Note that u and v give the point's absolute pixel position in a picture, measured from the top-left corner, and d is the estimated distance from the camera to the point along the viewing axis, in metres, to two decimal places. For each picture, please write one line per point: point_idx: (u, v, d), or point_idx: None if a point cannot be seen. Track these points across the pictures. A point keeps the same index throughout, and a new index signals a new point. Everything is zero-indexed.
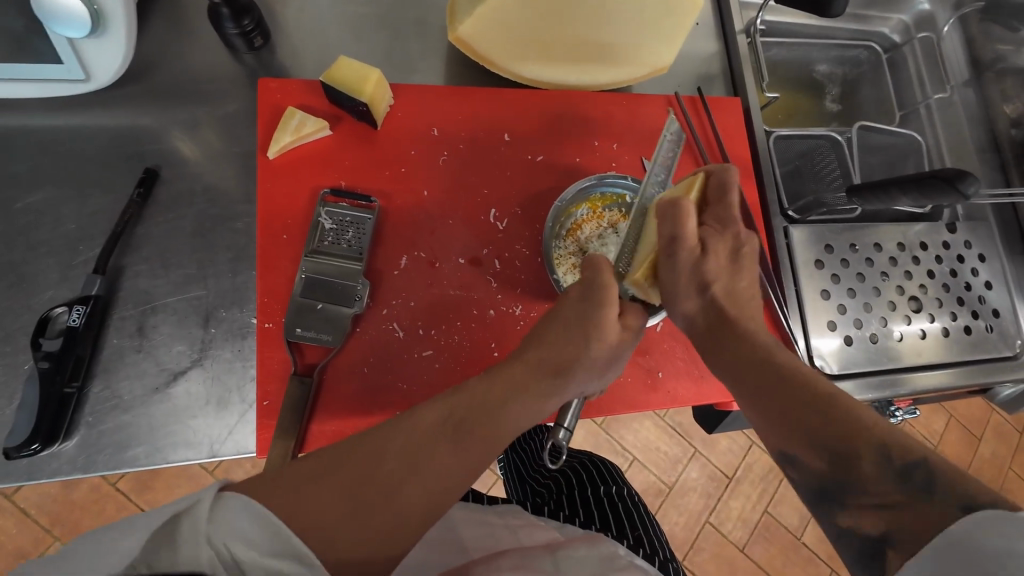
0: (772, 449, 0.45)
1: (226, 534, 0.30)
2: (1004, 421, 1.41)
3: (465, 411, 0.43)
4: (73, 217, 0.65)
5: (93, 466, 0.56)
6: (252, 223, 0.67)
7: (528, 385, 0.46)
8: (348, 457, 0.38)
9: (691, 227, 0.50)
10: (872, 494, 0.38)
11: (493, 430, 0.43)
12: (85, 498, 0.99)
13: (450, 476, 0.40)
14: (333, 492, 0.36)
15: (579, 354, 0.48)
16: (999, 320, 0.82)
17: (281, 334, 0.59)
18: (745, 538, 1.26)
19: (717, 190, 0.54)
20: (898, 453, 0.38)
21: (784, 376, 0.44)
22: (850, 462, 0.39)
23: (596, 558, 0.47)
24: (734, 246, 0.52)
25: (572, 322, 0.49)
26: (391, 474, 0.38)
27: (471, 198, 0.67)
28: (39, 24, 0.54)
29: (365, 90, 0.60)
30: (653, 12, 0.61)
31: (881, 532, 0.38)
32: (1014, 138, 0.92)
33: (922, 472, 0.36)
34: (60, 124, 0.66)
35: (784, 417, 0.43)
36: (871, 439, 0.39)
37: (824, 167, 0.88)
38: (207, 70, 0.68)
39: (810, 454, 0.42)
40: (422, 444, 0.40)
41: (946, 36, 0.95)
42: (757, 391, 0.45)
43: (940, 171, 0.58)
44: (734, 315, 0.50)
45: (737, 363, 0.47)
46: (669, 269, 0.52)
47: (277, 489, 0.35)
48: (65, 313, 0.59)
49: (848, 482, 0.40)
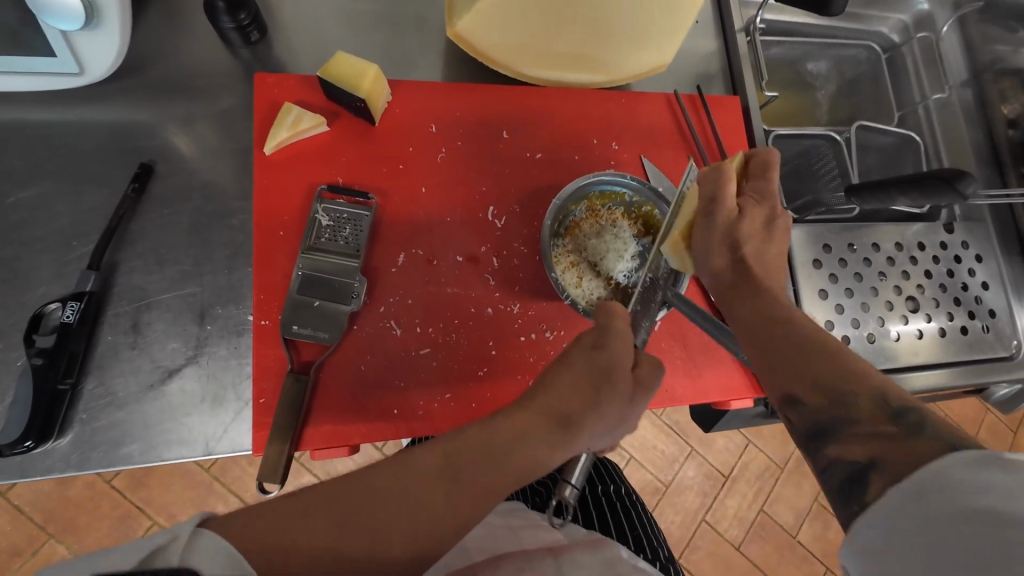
0: (773, 393, 0.45)
1: (194, 567, 0.29)
2: (999, 420, 1.42)
3: (466, 457, 0.41)
4: (67, 212, 0.64)
5: (85, 463, 0.56)
6: (248, 219, 0.66)
7: (534, 435, 0.43)
8: (336, 493, 0.36)
9: (730, 190, 0.54)
10: (862, 424, 0.39)
11: (493, 482, 0.40)
12: (79, 496, 0.99)
13: (444, 517, 0.38)
14: (316, 522, 0.34)
15: (590, 404, 0.46)
16: (995, 320, 0.82)
17: (278, 331, 0.58)
18: (741, 537, 1.26)
19: (761, 164, 0.57)
20: (894, 396, 0.39)
21: (790, 334, 0.45)
22: (847, 398, 0.40)
23: (599, 563, 0.47)
24: (769, 215, 0.55)
25: (584, 368, 0.47)
26: (380, 515, 0.36)
27: (470, 196, 0.66)
28: (32, 16, 0.54)
29: (363, 86, 0.60)
30: (654, 10, 0.61)
31: (867, 458, 0.38)
32: (1012, 138, 0.92)
33: (915, 414, 0.37)
34: (54, 119, 0.65)
35: (790, 360, 0.44)
36: (870, 383, 0.40)
37: (824, 167, 0.88)
38: (203, 65, 0.67)
39: (811, 392, 0.42)
40: (417, 489, 0.38)
41: (945, 36, 0.95)
42: (770, 350, 0.45)
43: (939, 171, 0.58)
44: (759, 273, 0.51)
45: (747, 316, 0.49)
46: (706, 227, 0.54)
47: (258, 520, 0.33)
48: (58, 309, 0.58)
49: (844, 418, 0.40)
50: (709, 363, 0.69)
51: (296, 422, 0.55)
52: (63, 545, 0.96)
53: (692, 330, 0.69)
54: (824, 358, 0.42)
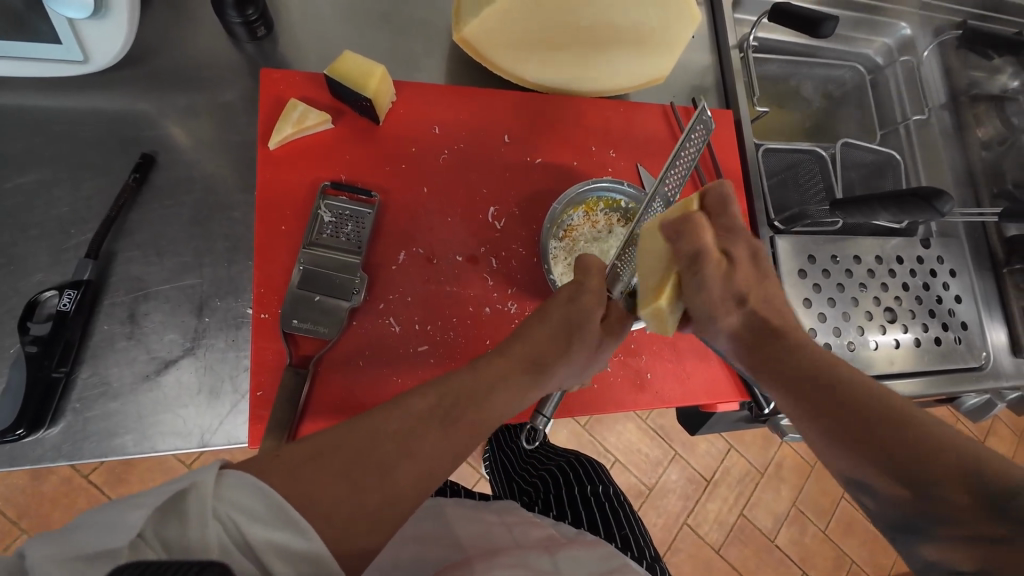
0: (838, 473, 0.43)
1: (230, 506, 0.31)
2: (967, 431, 1.47)
3: (454, 397, 0.45)
4: (64, 200, 0.63)
5: (75, 454, 0.55)
6: (249, 213, 0.67)
7: (512, 379, 0.48)
8: (343, 440, 0.39)
9: (709, 242, 0.51)
10: (960, 522, 0.36)
11: (479, 415, 0.45)
12: (55, 490, 0.97)
13: (441, 459, 0.42)
14: (327, 474, 0.36)
15: (559, 352, 0.52)
16: (966, 332, 0.86)
17: (277, 325, 0.58)
18: (721, 540, 1.29)
19: (717, 199, 0.56)
20: (989, 476, 0.35)
21: (864, 405, 0.41)
22: (934, 490, 0.37)
23: (596, 557, 0.49)
24: (752, 250, 0.54)
25: (559, 319, 0.52)
26: (387, 452, 0.39)
27: (471, 197, 0.67)
28: (40, 3, 0.53)
29: (369, 85, 0.60)
30: (653, 22, 0.63)
31: (977, 566, 0.36)
32: (984, 160, 0.97)
33: (1021, 503, 0.34)
34: (54, 103, 0.64)
35: (866, 452, 0.39)
36: (954, 463, 0.36)
37: (810, 181, 0.92)
38: (208, 58, 0.68)
39: (886, 479, 0.39)
40: (419, 424, 0.42)
41: (926, 61, 1.00)
42: (830, 424, 0.42)
43: (918, 188, 0.61)
44: (781, 329, 0.50)
45: (790, 377, 0.46)
46: (696, 286, 0.51)
47: (273, 468, 0.35)
48: (54, 296, 0.57)
49: (933, 513, 0.37)
50: (695, 365, 0.71)
51: (293, 416, 0.55)
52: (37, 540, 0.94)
53: (681, 334, 0.71)
54: (898, 445, 0.38)
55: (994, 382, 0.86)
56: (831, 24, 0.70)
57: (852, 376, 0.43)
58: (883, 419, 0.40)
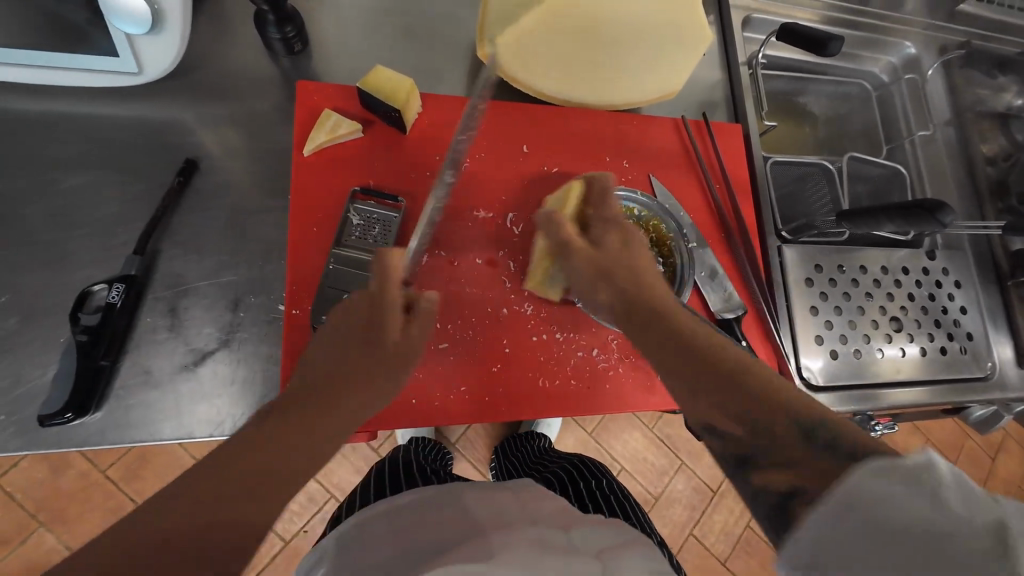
0: (695, 420, 0.48)
1: None
2: (976, 446, 1.47)
3: (303, 394, 0.48)
4: (111, 201, 0.68)
5: (117, 438, 0.59)
6: (282, 216, 0.70)
7: (641, 270, 0.55)
8: (246, 457, 0.42)
9: (570, 228, 0.59)
10: (782, 456, 0.40)
11: (322, 402, 0.48)
12: (73, 486, 1.00)
13: (304, 454, 0.45)
14: (191, 488, 0.39)
15: (630, 272, 0.55)
16: (972, 343, 0.88)
17: (307, 321, 0.62)
18: (728, 552, 1.29)
19: (598, 187, 0.62)
20: (805, 416, 0.41)
21: (702, 353, 0.47)
22: (765, 428, 0.42)
23: (609, 530, 0.51)
24: (624, 236, 0.58)
25: (606, 257, 0.56)
26: (276, 467, 0.43)
27: (491, 203, 0.71)
28: (102, 19, 0.58)
29: (399, 99, 0.64)
30: (665, 44, 0.67)
31: (790, 486, 0.39)
32: (989, 176, 0.99)
33: (826, 431, 0.39)
34: (106, 111, 0.69)
35: (712, 389, 0.46)
36: (806, 409, 0.41)
37: (817, 194, 0.95)
38: (247, 70, 0.72)
39: (724, 419, 0.45)
40: (257, 433, 0.44)
41: (930, 79, 1.03)
42: (677, 372, 0.48)
43: (922, 200, 0.63)
44: (644, 296, 0.53)
45: (648, 342, 0.51)
46: (564, 258, 0.59)
47: (167, 499, 0.38)
48: (103, 290, 0.61)
49: (761, 446, 0.42)
50: None
51: None
52: (53, 536, 0.97)
53: None
54: (721, 383, 0.45)
55: (1000, 393, 0.87)
56: (836, 43, 0.73)
57: (691, 332, 0.50)
58: (722, 368, 0.46)
